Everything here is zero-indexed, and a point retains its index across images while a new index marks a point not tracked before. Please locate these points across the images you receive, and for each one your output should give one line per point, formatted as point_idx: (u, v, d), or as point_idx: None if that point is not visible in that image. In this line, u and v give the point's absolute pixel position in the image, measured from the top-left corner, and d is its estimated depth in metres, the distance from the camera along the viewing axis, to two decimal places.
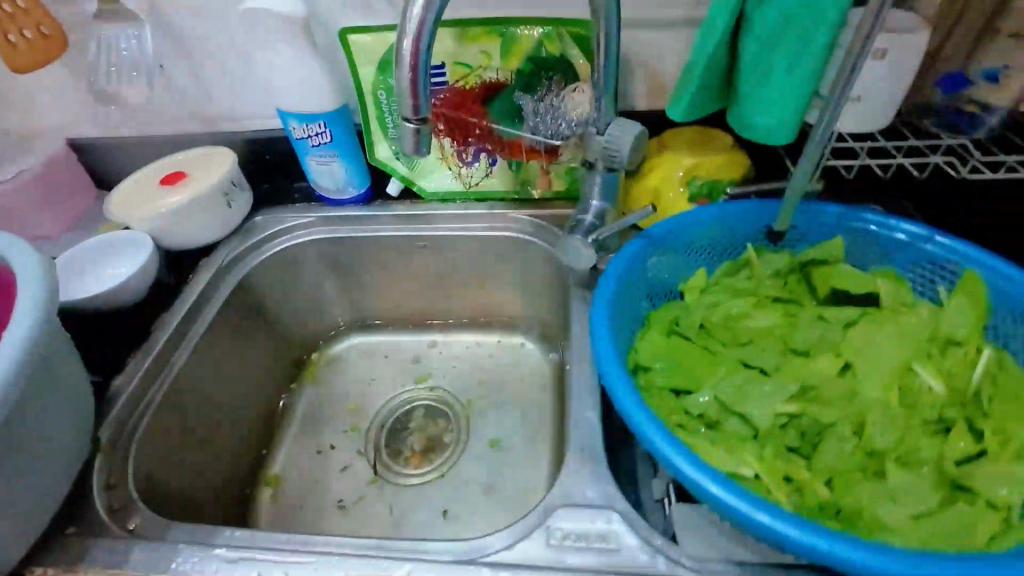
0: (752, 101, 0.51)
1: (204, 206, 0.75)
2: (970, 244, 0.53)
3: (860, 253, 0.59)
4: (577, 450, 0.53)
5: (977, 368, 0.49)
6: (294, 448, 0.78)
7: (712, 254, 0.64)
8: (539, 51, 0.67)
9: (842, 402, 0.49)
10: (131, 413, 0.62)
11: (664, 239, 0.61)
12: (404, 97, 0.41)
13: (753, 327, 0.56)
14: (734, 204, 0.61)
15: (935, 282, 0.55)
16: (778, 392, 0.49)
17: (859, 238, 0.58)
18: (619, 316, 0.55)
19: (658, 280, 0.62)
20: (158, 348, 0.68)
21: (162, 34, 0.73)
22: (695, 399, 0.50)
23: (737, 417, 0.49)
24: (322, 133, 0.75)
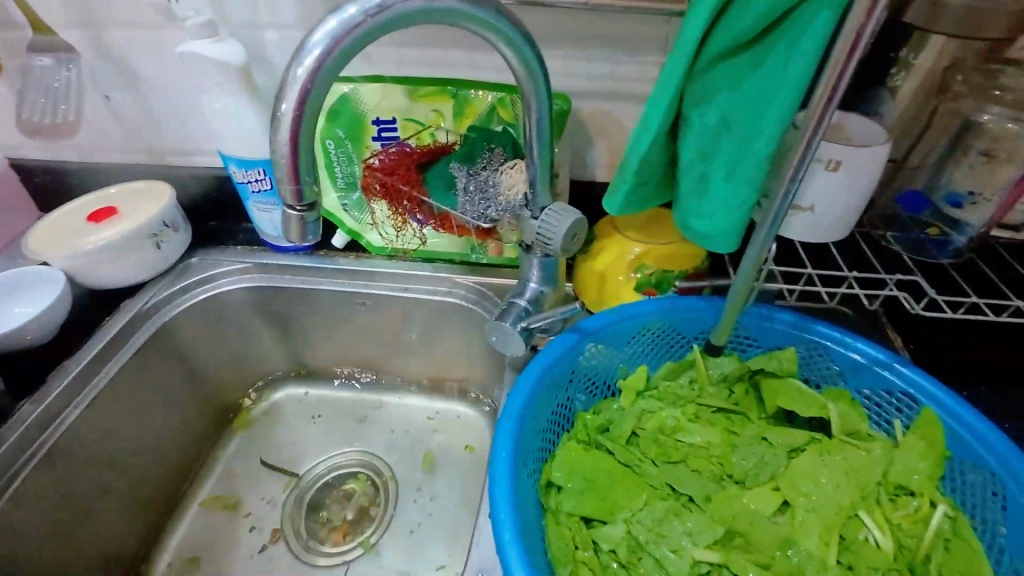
0: (692, 203, 0.46)
1: (130, 246, 0.70)
2: (930, 377, 0.47)
3: (812, 368, 0.54)
4: (473, 574, 0.46)
5: (927, 528, 0.44)
6: (200, 514, 0.72)
7: (656, 350, 0.58)
8: (490, 117, 0.64)
9: (772, 554, 0.43)
10: (2, 475, 0.56)
11: (600, 334, 0.55)
12: (284, 181, 0.37)
13: (687, 444, 0.50)
14: (682, 300, 0.56)
15: (892, 413, 0.50)
16: (700, 533, 0.45)
17: (813, 352, 0.53)
18: (536, 421, 0.49)
19: (592, 375, 0.56)
20: (50, 400, 0.62)
21: (105, 65, 0.70)
22: (607, 532, 0.45)
23: (651, 560, 0.44)
24: (262, 180, 0.71)
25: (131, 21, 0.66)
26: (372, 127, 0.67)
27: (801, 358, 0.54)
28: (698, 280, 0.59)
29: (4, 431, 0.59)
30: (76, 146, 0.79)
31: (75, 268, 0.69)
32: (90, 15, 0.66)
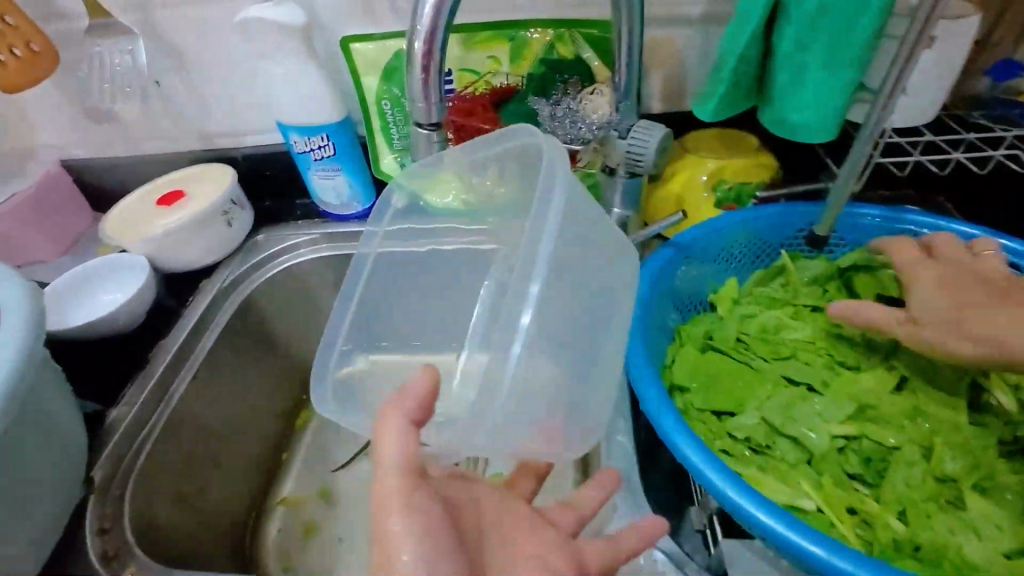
0: (788, 98, 0.47)
1: (204, 226, 0.71)
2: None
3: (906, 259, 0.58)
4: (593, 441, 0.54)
5: None
6: (303, 480, 0.74)
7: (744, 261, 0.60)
8: (551, 55, 0.63)
9: (900, 422, 0.48)
10: (130, 446, 0.58)
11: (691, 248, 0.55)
12: (417, 102, 0.38)
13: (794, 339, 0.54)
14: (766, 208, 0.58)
15: None
16: (834, 412, 0.49)
17: (907, 241, 0.57)
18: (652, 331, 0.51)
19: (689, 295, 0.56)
20: (157, 376, 0.63)
21: (157, 48, 0.70)
22: (740, 421, 0.48)
23: (787, 439, 0.48)
24: (324, 146, 0.71)
25: None
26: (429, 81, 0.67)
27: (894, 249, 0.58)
28: (777, 189, 0.61)
29: (119, 411, 0.60)
30: (125, 137, 0.79)
31: (155, 251, 0.70)
32: None
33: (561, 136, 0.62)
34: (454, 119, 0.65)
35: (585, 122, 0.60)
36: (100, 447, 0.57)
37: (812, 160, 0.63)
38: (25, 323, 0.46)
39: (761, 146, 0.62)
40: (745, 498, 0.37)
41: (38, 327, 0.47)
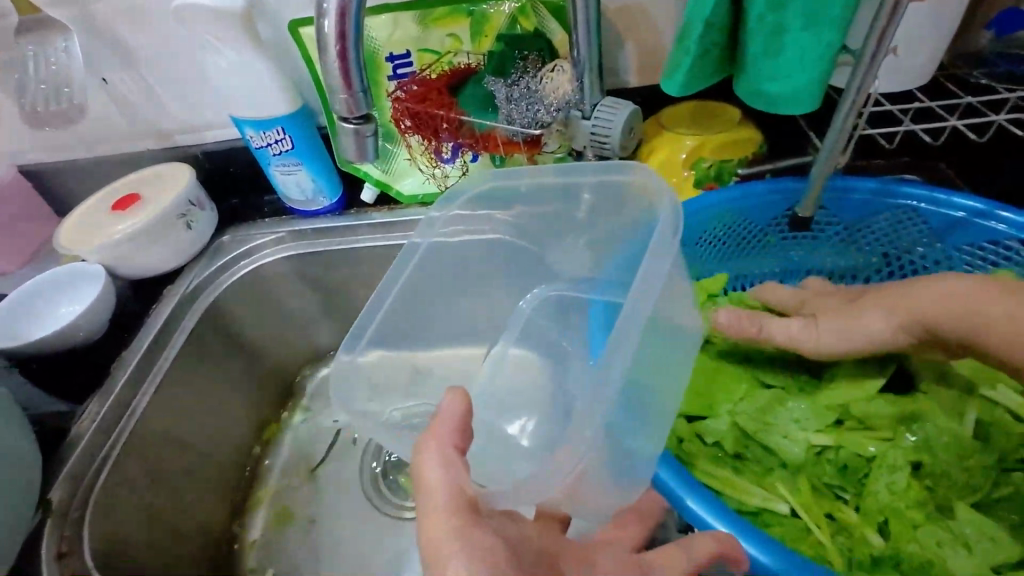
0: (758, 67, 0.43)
1: (161, 230, 0.68)
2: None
3: (902, 234, 0.55)
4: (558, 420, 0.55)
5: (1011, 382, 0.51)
6: (283, 485, 0.73)
7: (729, 242, 0.57)
8: (513, 30, 0.58)
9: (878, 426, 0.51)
10: (89, 466, 0.56)
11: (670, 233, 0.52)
12: (337, 91, 0.36)
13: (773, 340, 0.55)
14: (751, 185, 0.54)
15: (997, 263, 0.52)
16: (813, 421, 0.52)
17: (904, 217, 0.54)
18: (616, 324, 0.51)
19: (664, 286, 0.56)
20: (117, 391, 0.61)
21: (96, 42, 0.65)
22: (714, 426, 0.51)
23: (762, 447, 0.51)
24: (281, 141, 0.67)
25: None
26: (387, 65, 0.62)
27: (891, 223, 0.55)
28: (761, 165, 0.57)
29: (80, 425, 0.58)
30: (79, 139, 0.75)
31: (113, 259, 0.67)
32: None
33: (518, 121, 0.57)
34: (410, 104, 0.60)
35: (543, 103, 0.56)
36: (59, 464, 0.55)
37: (798, 132, 0.58)
38: None
39: (745, 118, 0.57)
40: (707, 510, 0.40)
41: None
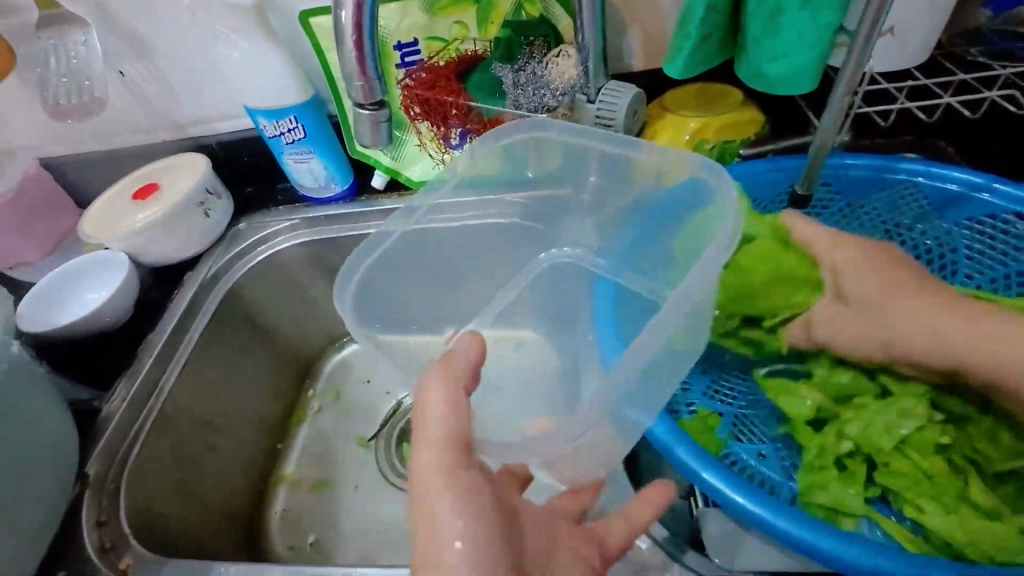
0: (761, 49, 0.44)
1: (180, 219, 0.70)
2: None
3: (902, 209, 0.57)
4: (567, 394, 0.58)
5: None
6: (303, 463, 0.76)
7: None
8: (519, 17, 0.59)
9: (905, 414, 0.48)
10: (122, 441, 0.59)
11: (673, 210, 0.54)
12: (354, 80, 0.38)
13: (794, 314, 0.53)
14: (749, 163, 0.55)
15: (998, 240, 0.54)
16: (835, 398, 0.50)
17: (904, 191, 0.56)
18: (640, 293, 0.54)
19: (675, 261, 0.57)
20: (144, 372, 0.64)
21: (113, 36, 0.67)
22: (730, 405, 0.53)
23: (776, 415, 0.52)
24: (294, 129, 0.69)
25: None
26: (395, 53, 0.63)
27: (892, 198, 0.57)
28: (764, 146, 0.59)
29: (111, 405, 0.62)
30: (97, 132, 0.77)
31: (135, 248, 0.70)
32: None
33: (525, 104, 0.60)
34: (420, 92, 0.63)
35: (549, 88, 0.58)
36: (94, 440, 0.59)
37: (798, 113, 0.59)
38: None
39: (747, 99, 0.58)
40: (723, 481, 0.42)
41: None
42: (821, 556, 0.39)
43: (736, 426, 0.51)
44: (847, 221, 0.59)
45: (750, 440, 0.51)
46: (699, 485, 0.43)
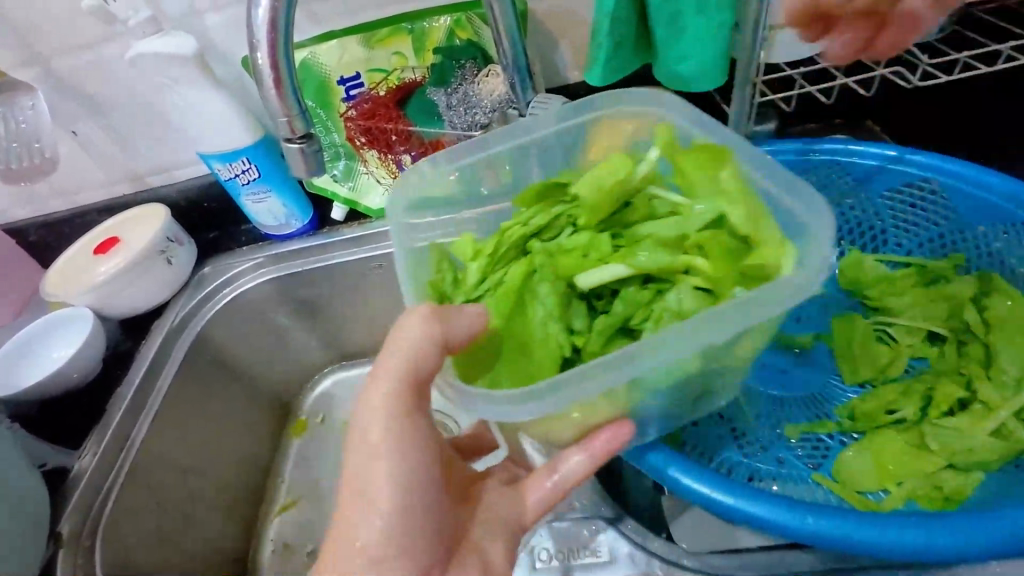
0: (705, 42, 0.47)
1: (143, 268, 0.71)
2: (944, 158, 0.54)
3: (832, 187, 0.60)
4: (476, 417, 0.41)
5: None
6: (288, 502, 0.76)
7: None
8: (451, 42, 0.61)
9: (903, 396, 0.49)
10: (95, 496, 0.59)
11: None
12: (278, 116, 0.41)
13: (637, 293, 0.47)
14: None
15: (915, 202, 0.57)
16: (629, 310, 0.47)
17: (829, 170, 0.58)
18: None
19: None
20: (115, 424, 0.64)
21: (62, 97, 0.69)
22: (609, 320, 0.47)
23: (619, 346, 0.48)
24: (248, 170, 0.70)
25: (72, 43, 0.65)
26: (339, 88, 0.65)
27: (819, 178, 0.59)
28: None
29: (82, 461, 0.61)
30: (56, 190, 0.78)
31: (100, 301, 0.70)
32: (31, 48, 0.65)
33: (459, 124, 0.63)
34: (362, 122, 0.66)
35: (480, 107, 0.61)
36: (66, 497, 0.58)
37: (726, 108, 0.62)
38: None
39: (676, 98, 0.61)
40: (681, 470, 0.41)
41: None
42: (802, 536, 0.38)
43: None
44: None
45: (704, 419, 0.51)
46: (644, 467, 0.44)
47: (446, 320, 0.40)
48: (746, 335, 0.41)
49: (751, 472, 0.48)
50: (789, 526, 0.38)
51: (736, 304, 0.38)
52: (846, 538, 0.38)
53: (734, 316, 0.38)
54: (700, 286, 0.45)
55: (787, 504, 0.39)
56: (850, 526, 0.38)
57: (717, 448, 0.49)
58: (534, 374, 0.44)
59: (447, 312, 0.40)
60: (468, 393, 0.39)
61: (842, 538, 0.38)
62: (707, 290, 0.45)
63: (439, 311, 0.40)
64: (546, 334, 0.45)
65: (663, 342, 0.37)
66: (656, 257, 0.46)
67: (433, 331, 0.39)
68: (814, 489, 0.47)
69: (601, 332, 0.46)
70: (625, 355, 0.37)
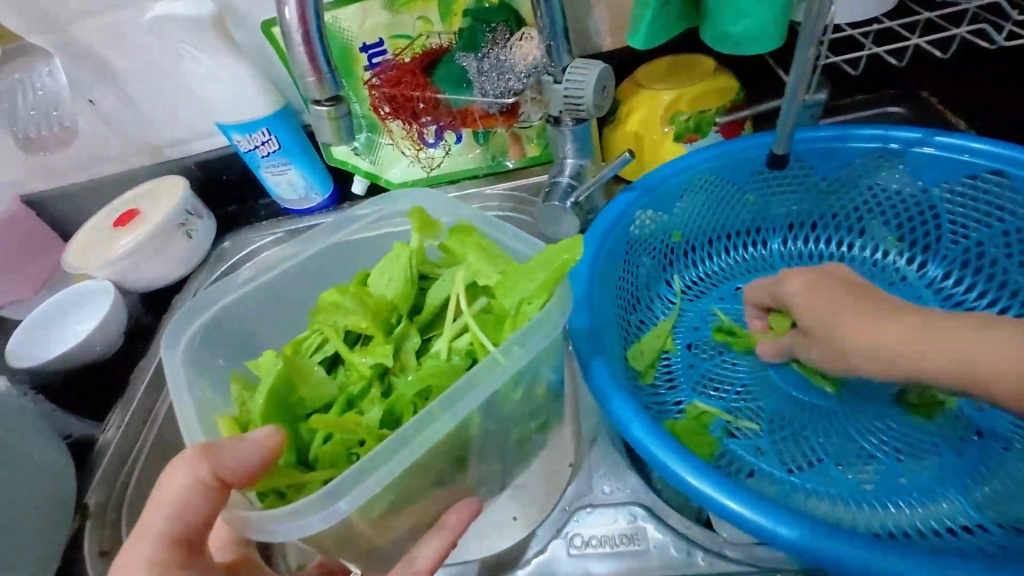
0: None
1: (163, 242, 0.70)
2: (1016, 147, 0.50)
3: (888, 175, 0.56)
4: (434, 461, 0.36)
5: None
6: None
7: (715, 212, 0.59)
8: (480, 4, 0.59)
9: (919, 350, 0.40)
10: (120, 469, 0.59)
11: (656, 190, 0.55)
12: (306, 76, 0.39)
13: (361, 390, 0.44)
14: (729, 143, 0.55)
15: (990, 198, 0.52)
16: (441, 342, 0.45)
17: (887, 159, 0.55)
18: (608, 281, 0.52)
19: (649, 241, 0.57)
20: (137, 399, 0.63)
21: (78, 65, 0.67)
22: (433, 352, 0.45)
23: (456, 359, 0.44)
24: (268, 141, 0.68)
25: (87, 8, 0.62)
26: (362, 55, 0.62)
27: (871, 167, 0.56)
28: (739, 111, 0.57)
29: (107, 435, 0.61)
30: (74, 163, 0.76)
31: (121, 275, 0.69)
32: (47, 12, 0.63)
33: (491, 91, 0.57)
34: (386, 90, 0.61)
35: (515, 72, 0.56)
36: (93, 471, 0.59)
37: (768, 75, 0.59)
38: None
39: (719, 66, 0.58)
40: (717, 490, 0.37)
41: None
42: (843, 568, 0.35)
43: (731, 420, 0.51)
44: (833, 195, 0.59)
45: (745, 434, 0.50)
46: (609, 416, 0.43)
47: (221, 453, 0.33)
48: (510, 386, 0.41)
49: (799, 490, 0.46)
50: (828, 555, 0.35)
51: (470, 376, 0.37)
52: (867, 569, 0.34)
53: (482, 375, 0.38)
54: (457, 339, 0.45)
55: (837, 532, 0.35)
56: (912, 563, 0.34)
57: (758, 462, 0.49)
58: (307, 483, 0.39)
59: (219, 443, 0.33)
60: (260, 519, 0.34)
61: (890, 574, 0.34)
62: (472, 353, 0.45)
63: (204, 446, 0.33)
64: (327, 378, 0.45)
65: (464, 388, 0.37)
66: (462, 344, 0.45)
67: (203, 473, 0.33)
68: (867, 511, 0.45)
69: (418, 379, 0.42)
70: (396, 441, 0.35)
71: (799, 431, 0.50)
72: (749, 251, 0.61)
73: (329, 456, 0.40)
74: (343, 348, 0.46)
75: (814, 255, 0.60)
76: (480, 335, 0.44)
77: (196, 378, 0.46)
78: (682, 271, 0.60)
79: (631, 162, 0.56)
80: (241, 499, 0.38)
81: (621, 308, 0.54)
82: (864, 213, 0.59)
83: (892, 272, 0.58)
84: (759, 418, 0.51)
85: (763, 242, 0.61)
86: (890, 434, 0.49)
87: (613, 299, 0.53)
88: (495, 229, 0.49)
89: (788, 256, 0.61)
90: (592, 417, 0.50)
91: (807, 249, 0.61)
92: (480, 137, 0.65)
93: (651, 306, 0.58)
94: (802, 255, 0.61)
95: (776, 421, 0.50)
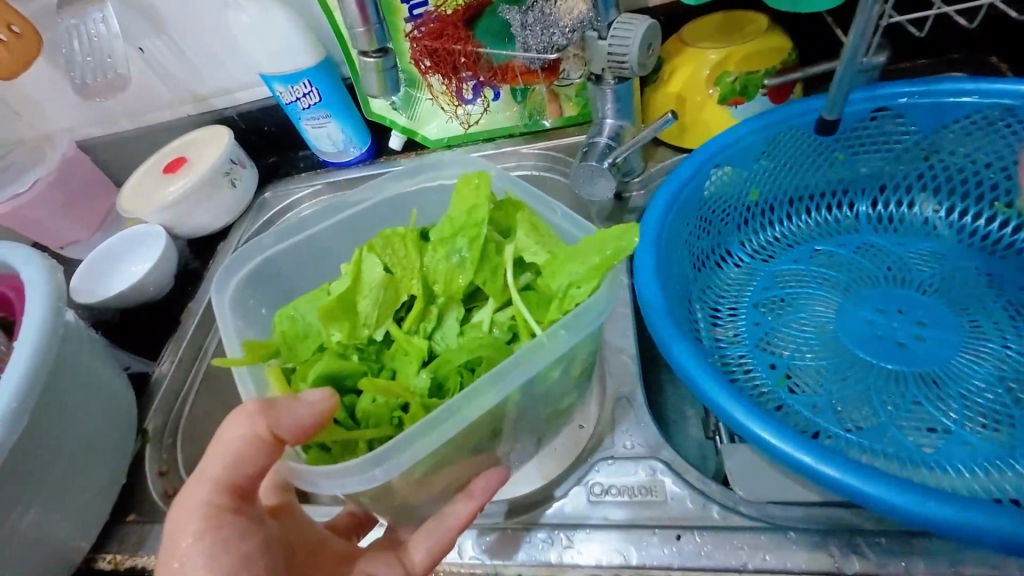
0: None
1: (210, 190, 0.73)
2: None
3: (981, 137, 0.52)
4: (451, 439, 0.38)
5: None
6: None
7: (789, 168, 0.57)
8: None
9: None
10: (174, 402, 0.64)
11: (721, 152, 0.54)
12: (356, 27, 0.42)
13: (404, 336, 0.47)
14: (795, 104, 0.54)
15: None
16: (448, 324, 0.48)
17: (978, 122, 0.52)
18: (677, 235, 0.52)
19: (720, 198, 0.56)
20: (189, 335, 0.68)
21: (129, 11, 0.69)
22: (476, 318, 0.48)
23: (500, 329, 0.47)
24: (309, 93, 0.69)
25: None
26: (403, 7, 0.61)
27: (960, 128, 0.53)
28: (790, 73, 0.55)
29: (162, 368, 0.66)
30: (125, 110, 0.78)
31: (171, 220, 0.73)
32: None
33: (534, 47, 0.55)
34: (428, 43, 0.60)
35: (558, 26, 0.53)
36: (151, 400, 0.64)
37: (826, 34, 0.56)
38: (45, 296, 0.51)
39: (773, 24, 0.55)
40: (762, 424, 0.39)
41: (58, 303, 0.51)
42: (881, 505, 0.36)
43: (793, 376, 0.51)
44: (911, 156, 0.56)
45: (807, 392, 0.50)
46: (670, 350, 0.45)
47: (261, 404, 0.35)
48: (549, 368, 0.42)
49: (854, 445, 0.46)
50: (862, 491, 0.36)
51: (518, 356, 0.39)
52: (896, 506, 0.35)
53: (528, 356, 0.40)
54: (508, 319, 0.48)
55: (872, 476, 0.36)
56: (938, 506, 0.35)
57: (816, 415, 0.48)
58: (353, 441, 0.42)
59: (276, 402, 0.35)
60: (309, 472, 0.37)
61: (931, 519, 0.35)
62: (513, 335, 0.47)
63: (263, 405, 0.35)
64: (375, 322, 0.47)
65: (511, 366, 0.39)
66: (503, 318, 0.48)
67: (241, 422, 0.35)
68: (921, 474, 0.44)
69: (466, 349, 0.44)
70: (440, 417, 0.38)
71: (857, 389, 0.49)
72: (830, 214, 0.60)
73: (374, 415, 0.43)
74: (396, 330, 0.47)
75: (893, 217, 0.58)
76: (523, 312, 0.46)
77: (241, 328, 0.49)
78: (752, 232, 0.59)
79: (673, 124, 0.54)
80: (291, 452, 0.41)
81: (688, 266, 0.54)
82: (945, 175, 0.56)
83: (980, 240, 0.55)
84: (819, 376, 0.51)
85: (846, 203, 0.59)
86: (965, 403, 0.47)
87: (681, 256, 0.53)
88: (545, 212, 0.51)
89: (871, 219, 0.58)
90: (619, 379, 0.51)
91: (883, 212, 0.58)
92: (519, 95, 0.65)
93: (720, 266, 0.57)
94: (882, 218, 0.58)
95: (837, 381, 0.50)
